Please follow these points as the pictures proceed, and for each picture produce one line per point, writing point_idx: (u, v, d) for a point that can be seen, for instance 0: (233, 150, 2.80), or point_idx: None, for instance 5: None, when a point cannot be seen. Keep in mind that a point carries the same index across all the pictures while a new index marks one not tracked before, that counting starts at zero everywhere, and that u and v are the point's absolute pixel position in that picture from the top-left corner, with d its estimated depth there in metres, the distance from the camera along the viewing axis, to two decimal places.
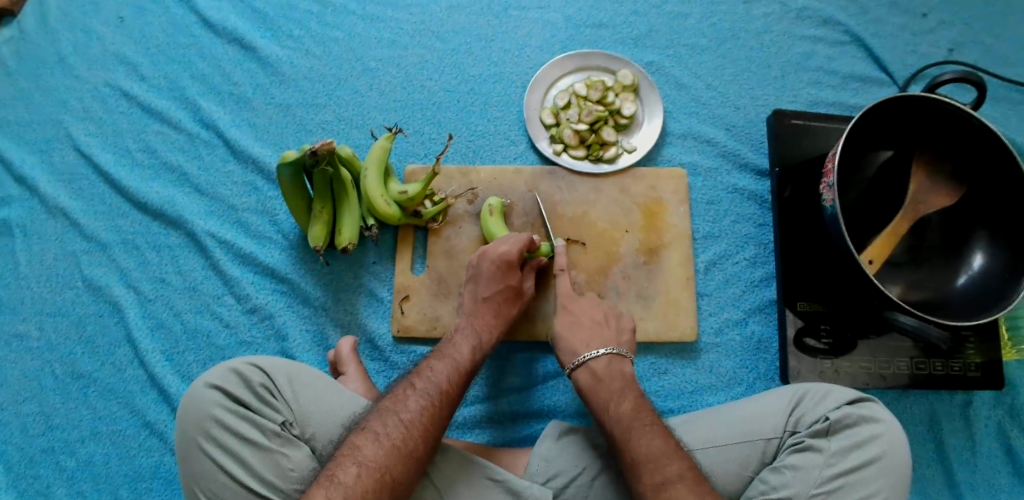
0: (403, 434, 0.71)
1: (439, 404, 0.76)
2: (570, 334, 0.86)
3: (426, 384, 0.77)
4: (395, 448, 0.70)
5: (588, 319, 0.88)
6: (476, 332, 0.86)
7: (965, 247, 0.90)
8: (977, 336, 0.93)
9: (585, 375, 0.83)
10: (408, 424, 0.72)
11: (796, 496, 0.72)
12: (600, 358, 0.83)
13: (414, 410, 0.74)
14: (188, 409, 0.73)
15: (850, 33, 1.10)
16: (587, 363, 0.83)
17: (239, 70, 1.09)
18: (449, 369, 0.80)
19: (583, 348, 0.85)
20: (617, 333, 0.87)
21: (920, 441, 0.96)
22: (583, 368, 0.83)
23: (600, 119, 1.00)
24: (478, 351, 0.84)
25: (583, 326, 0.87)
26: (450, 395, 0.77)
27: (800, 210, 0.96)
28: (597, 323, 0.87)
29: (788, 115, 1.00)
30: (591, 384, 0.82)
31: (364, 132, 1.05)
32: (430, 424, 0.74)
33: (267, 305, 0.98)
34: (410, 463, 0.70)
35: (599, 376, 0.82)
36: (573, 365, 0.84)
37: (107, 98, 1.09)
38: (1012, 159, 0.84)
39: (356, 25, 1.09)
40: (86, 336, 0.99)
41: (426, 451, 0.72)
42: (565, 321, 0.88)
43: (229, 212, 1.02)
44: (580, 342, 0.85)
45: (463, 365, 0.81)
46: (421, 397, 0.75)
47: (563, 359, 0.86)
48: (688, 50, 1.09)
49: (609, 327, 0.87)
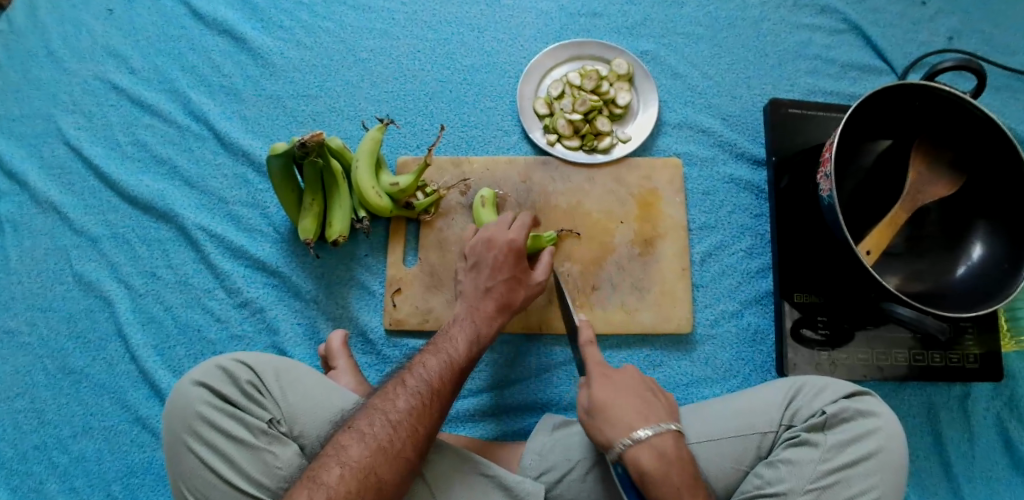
0: (389, 435, 0.70)
1: (430, 404, 0.74)
2: (616, 404, 0.72)
3: (418, 383, 0.75)
4: (382, 448, 0.69)
5: (631, 389, 0.74)
6: (475, 325, 0.84)
7: (965, 236, 0.89)
8: (976, 327, 0.92)
9: (648, 453, 0.69)
10: (397, 424, 0.71)
11: (791, 491, 0.71)
12: (665, 435, 0.70)
13: (403, 409, 0.72)
14: (175, 407, 0.72)
15: (848, 21, 1.08)
16: (645, 441, 0.69)
17: (230, 62, 1.07)
18: (444, 368, 0.78)
19: (640, 422, 0.71)
20: (664, 406, 0.74)
21: (916, 433, 0.95)
22: (644, 446, 0.69)
23: (595, 109, 0.98)
24: (474, 345, 0.82)
25: (629, 395, 0.73)
26: (442, 395, 0.76)
27: (796, 200, 0.95)
28: (642, 394, 0.74)
29: (784, 104, 0.99)
30: (661, 467, 0.68)
31: (356, 123, 1.03)
32: (419, 424, 0.72)
33: (258, 299, 0.97)
34: (398, 463, 0.69)
35: (664, 461, 0.68)
36: (627, 443, 0.69)
37: (97, 91, 1.07)
38: (1012, 148, 0.83)
39: (347, 15, 1.08)
40: (77, 331, 0.98)
41: (416, 451, 0.71)
42: (604, 389, 0.74)
43: (219, 205, 1.01)
44: (632, 414, 0.71)
45: (457, 361, 0.80)
46: (411, 397, 0.74)
47: (611, 437, 0.70)
48: (684, 38, 1.07)
49: (658, 400, 0.75)
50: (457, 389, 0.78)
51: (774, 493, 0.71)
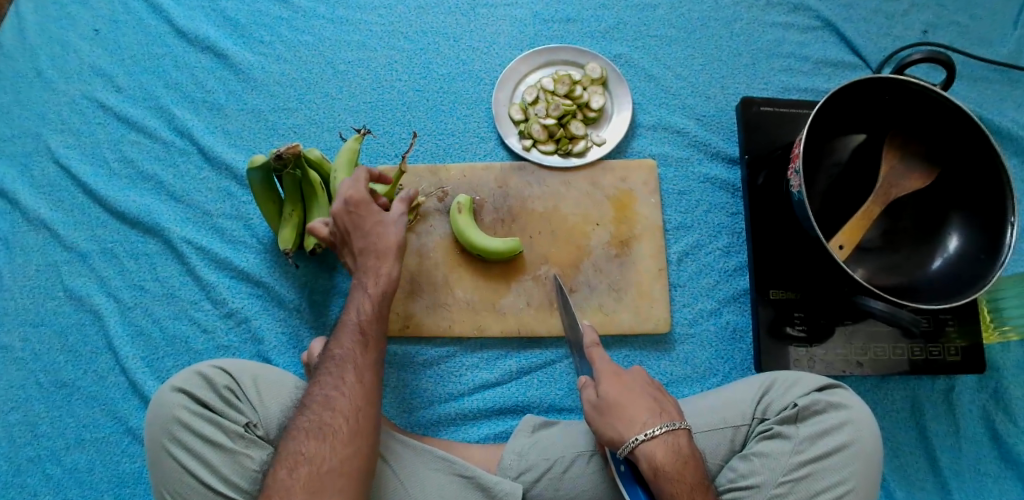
0: (310, 418, 0.71)
1: (339, 373, 0.74)
2: (629, 403, 0.71)
3: (324, 362, 0.76)
4: (304, 429, 0.70)
5: (643, 387, 0.73)
6: (365, 289, 0.82)
7: (939, 229, 0.89)
8: (957, 319, 0.92)
9: (660, 448, 0.68)
10: (315, 404, 0.72)
11: (764, 483, 0.72)
12: (679, 433, 0.69)
13: (317, 391, 0.73)
14: (155, 413, 0.74)
15: (821, 18, 1.09)
16: (658, 437, 0.68)
17: (211, 77, 1.09)
18: (351, 337, 0.77)
19: (652, 420, 0.70)
20: (675, 405, 0.73)
21: (901, 428, 0.94)
22: (657, 444, 0.68)
23: (568, 113, 1.00)
24: (366, 303, 0.81)
25: (642, 394, 0.72)
26: (352, 362, 0.75)
27: (770, 197, 0.96)
28: (654, 394, 0.73)
29: (756, 102, 0.99)
30: (675, 465, 0.68)
31: (335, 135, 1.06)
32: (333, 393, 0.73)
33: (242, 309, 0.98)
34: (323, 436, 0.70)
35: (679, 461, 0.68)
36: (640, 439, 0.68)
37: (85, 110, 1.09)
38: (985, 138, 0.82)
39: (326, 29, 1.10)
40: (67, 346, 0.99)
41: (340, 419, 0.71)
42: (616, 386, 0.72)
43: (204, 218, 1.03)
44: (645, 412, 0.70)
45: (356, 325, 0.79)
46: (323, 375, 0.75)
47: (624, 434, 0.69)
48: (657, 41, 1.08)
49: (668, 400, 0.74)
50: (374, 353, 0.78)
51: (748, 486, 0.72)
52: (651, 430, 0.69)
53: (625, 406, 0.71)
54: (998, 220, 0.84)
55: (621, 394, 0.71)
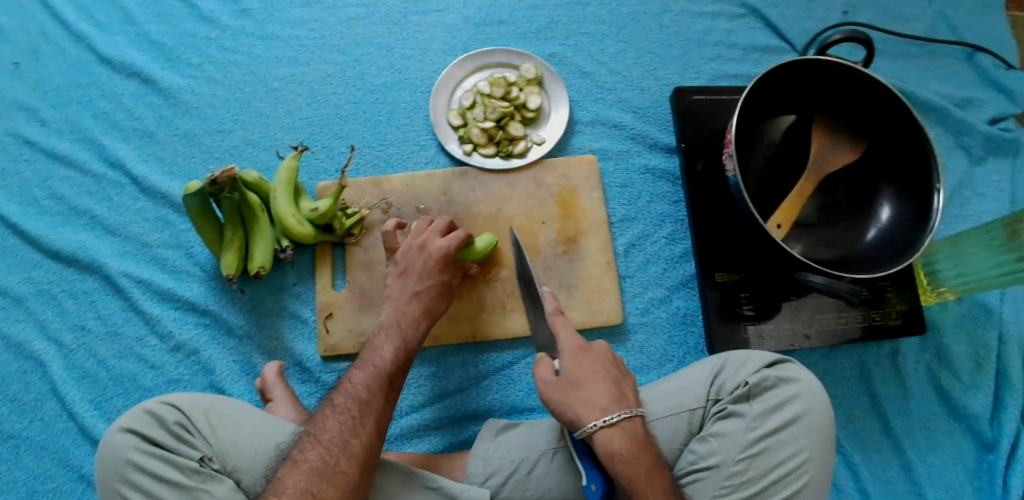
0: (323, 459, 0.69)
1: (360, 418, 0.73)
2: (592, 385, 0.72)
3: (342, 401, 0.75)
4: (316, 470, 0.68)
5: (605, 369, 0.74)
6: (401, 331, 0.84)
7: (872, 200, 0.92)
8: (894, 284, 0.95)
9: (617, 435, 0.69)
10: (330, 446, 0.71)
11: (723, 462, 0.73)
12: (635, 420, 0.71)
13: (334, 431, 0.72)
14: (106, 455, 0.72)
15: (745, 5, 1.12)
16: (616, 424, 0.69)
17: (141, 103, 1.06)
18: (377, 383, 0.77)
19: (613, 406, 0.71)
20: (631, 388, 0.75)
21: (853, 395, 0.97)
22: (615, 431, 0.69)
23: (506, 115, 1.00)
24: (401, 352, 0.82)
25: (603, 377, 0.73)
26: (375, 408, 0.75)
27: (709, 183, 0.98)
28: (614, 377, 0.74)
29: (689, 92, 1.02)
30: (629, 451, 0.68)
31: (272, 154, 1.04)
32: (351, 439, 0.72)
33: (191, 341, 0.96)
34: (338, 482, 0.68)
35: (633, 446, 0.69)
36: (599, 425, 0.69)
37: (9, 147, 1.05)
38: (907, 111, 0.86)
39: (255, 46, 1.08)
40: (8, 395, 0.95)
41: (354, 468, 0.70)
42: (581, 366, 0.73)
43: (143, 250, 1.00)
44: (604, 397, 0.71)
45: (384, 371, 0.79)
46: (341, 416, 0.73)
47: (585, 416, 0.70)
48: (590, 37, 1.10)
49: (626, 383, 0.75)
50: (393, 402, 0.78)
51: (708, 467, 0.74)
52: (609, 422, 0.69)
53: (581, 393, 0.71)
54: (926, 189, 0.87)
55: (586, 380, 0.72)
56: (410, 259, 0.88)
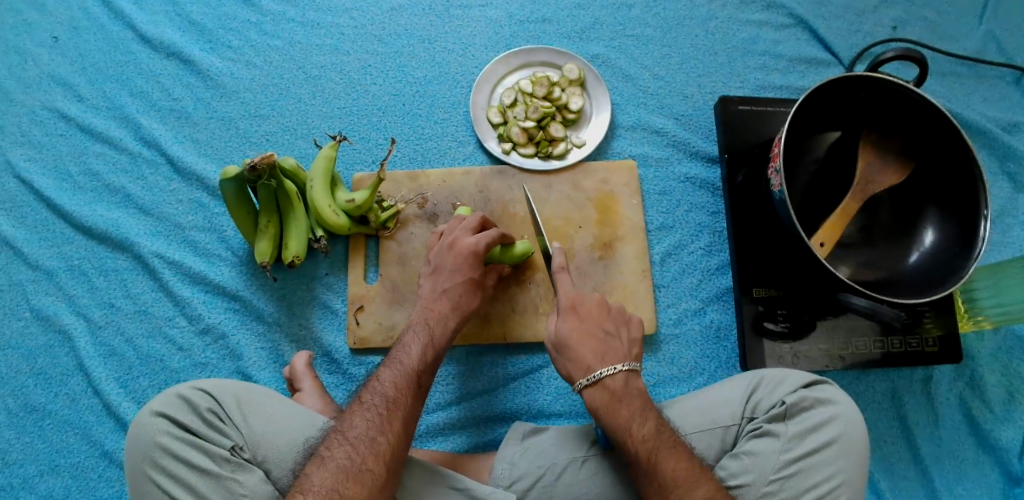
0: (350, 457, 0.69)
1: (388, 416, 0.73)
2: (579, 343, 0.76)
3: (371, 397, 0.74)
4: (343, 467, 0.68)
5: (594, 325, 0.79)
6: (430, 329, 0.83)
7: (915, 223, 0.90)
8: (933, 310, 0.94)
9: (600, 393, 0.74)
10: (359, 443, 0.70)
11: (754, 482, 0.72)
12: (617, 375, 0.74)
13: (362, 429, 0.71)
14: (136, 438, 0.71)
15: (794, 15, 1.09)
16: (600, 381, 0.74)
17: (178, 84, 1.06)
18: (406, 382, 0.77)
19: (598, 363, 0.75)
20: (623, 341, 0.79)
21: (883, 419, 0.96)
22: (597, 388, 0.74)
23: (547, 115, 0.99)
24: (430, 351, 0.81)
25: (590, 333, 0.78)
26: (403, 406, 0.74)
27: (751, 196, 0.96)
28: (601, 331, 0.78)
29: (734, 101, 1.00)
30: (609, 403, 0.73)
31: (308, 142, 1.03)
32: (378, 437, 0.71)
33: (219, 325, 0.96)
34: (363, 480, 0.68)
35: (618, 396, 0.74)
36: (584, 383, 0.74)
37: (46, 121, 1.04)
38: (958, 134, 0.84)
39: (296, 32, 1.07)
40: (36, 368, 0.95)
41: (381, 466, 0.69)
42: (571, 325, 0.78)
43: (175, 231, 1.00)
44: (591, 355, 0.76)
45: (413, 369, 0.78)
46: (369, 413, 0.72)
47: (573, 374, 0.76)
48: (634, 40, 1.08)
49: (617, 336, 0.79)
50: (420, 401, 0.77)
51: (739, 486, 0.72)
52: (598, 377, 0.74)
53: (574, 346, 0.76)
54: (972, 215, 0.85)
55: (575, 338, 0.77)
56: (441, 256, 0.88)
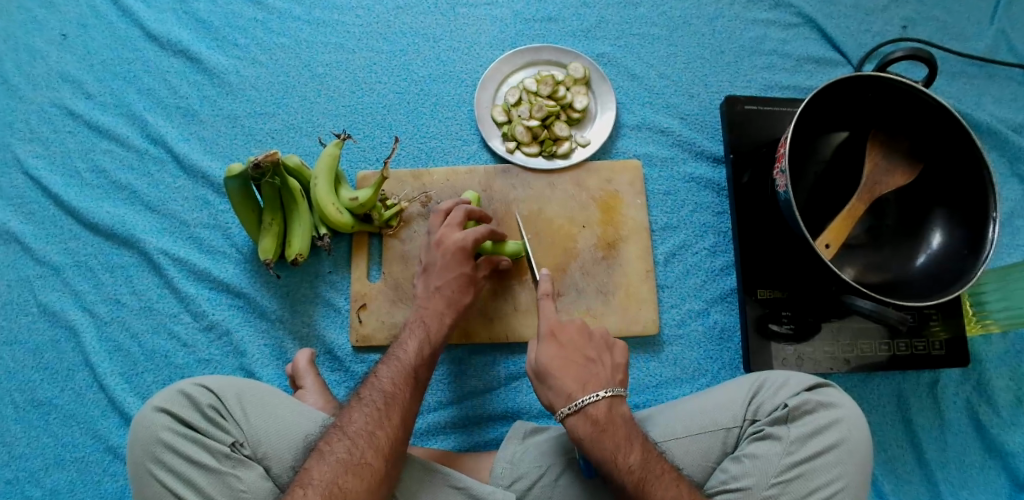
0: (350, 450, 0.69)
1: (385, 411, 0.73)
2: (561, 370, 0.75)
3: (367, 392, 0.75)
4: (343, 462, 0.68)
5: (576, 351, 0.77)
6: (424, 325, 0.83)
7: (923, 224, 0.89)
8: (940, 313, 0.93)
9: (583, 422, 0.72)
10: (356, 438, 0.70)
11: (756, 485, 0.71)
12: (599, 404, 0.72)
13: (360, 423, 0.71)
14: (138, 433, 0.71)
15: (802, 14, 1.08)
16: (583, 410, 0.72)
17: (185, 82, 1.06)
18: (401, 377, 0.77)
19: (579, 391, 0.73)
20: (605, 367, 0.77)
21: (888, 422, 0.95)
22: (580, 417, 0.72)
23: (551, 114, 0.99)
24: (424, 346, 0.81)
25: (572, 360, 0.76)
26: (399, 400, 0.75)
27: (756, 197, 0.96)
28: (583, 357, 0.76)
29: (741, 101, 0.99)
30: (594, 434, 0.71)
31: (313, 140, 1.03)
32: (376, 431, 0.71)
33: (224, 321, 0.96)
34: (362, 474, 0.68)
35: (604, 423, 0.72)
36: (566, 412, 0.72)
37: (54, 118, 1.05)
38: (967, 136, 0.83)
39: (302, 30, 1.07)
40: (43, 363, 0.96)
41: (379, 460, 0.69)
42: (552, 353, 0.76)
43: (181, 228, 1.00)
44: (573, 383, 0.74)
45: (409, 366, 0.78)
46: (367, 408, 0.73)
47: (555, 402, 0.74)
48: (640, 39, 1.07)
49: (599, 361, 0.77)
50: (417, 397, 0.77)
51: (740, 488, 0.72)
52: (584, 406, 0.72)
53: (557, 372, 0.75)
54: (981, 217, 0.84)
55: (559, 365, 0.75)
56: (429, 252, 0.88)
